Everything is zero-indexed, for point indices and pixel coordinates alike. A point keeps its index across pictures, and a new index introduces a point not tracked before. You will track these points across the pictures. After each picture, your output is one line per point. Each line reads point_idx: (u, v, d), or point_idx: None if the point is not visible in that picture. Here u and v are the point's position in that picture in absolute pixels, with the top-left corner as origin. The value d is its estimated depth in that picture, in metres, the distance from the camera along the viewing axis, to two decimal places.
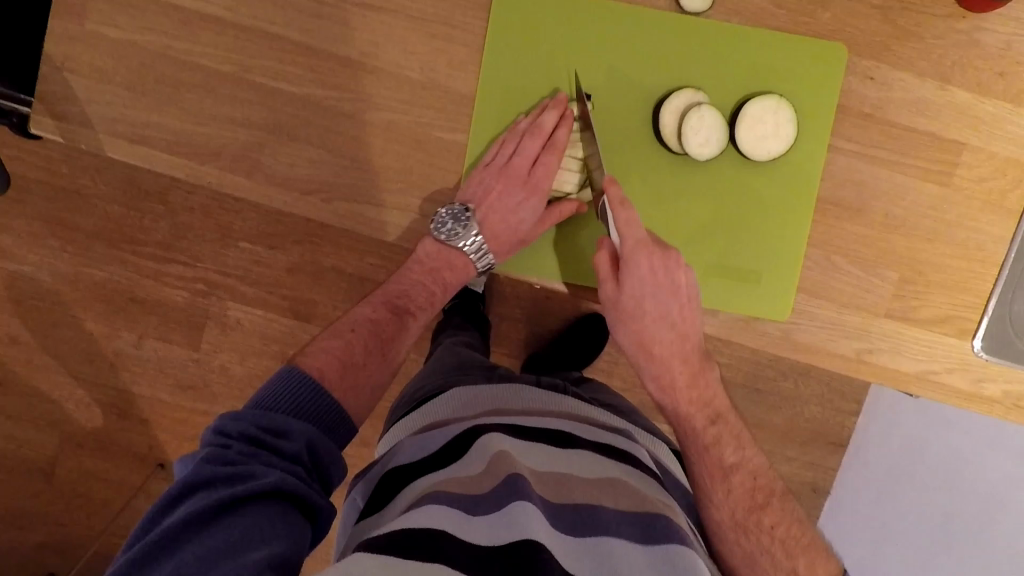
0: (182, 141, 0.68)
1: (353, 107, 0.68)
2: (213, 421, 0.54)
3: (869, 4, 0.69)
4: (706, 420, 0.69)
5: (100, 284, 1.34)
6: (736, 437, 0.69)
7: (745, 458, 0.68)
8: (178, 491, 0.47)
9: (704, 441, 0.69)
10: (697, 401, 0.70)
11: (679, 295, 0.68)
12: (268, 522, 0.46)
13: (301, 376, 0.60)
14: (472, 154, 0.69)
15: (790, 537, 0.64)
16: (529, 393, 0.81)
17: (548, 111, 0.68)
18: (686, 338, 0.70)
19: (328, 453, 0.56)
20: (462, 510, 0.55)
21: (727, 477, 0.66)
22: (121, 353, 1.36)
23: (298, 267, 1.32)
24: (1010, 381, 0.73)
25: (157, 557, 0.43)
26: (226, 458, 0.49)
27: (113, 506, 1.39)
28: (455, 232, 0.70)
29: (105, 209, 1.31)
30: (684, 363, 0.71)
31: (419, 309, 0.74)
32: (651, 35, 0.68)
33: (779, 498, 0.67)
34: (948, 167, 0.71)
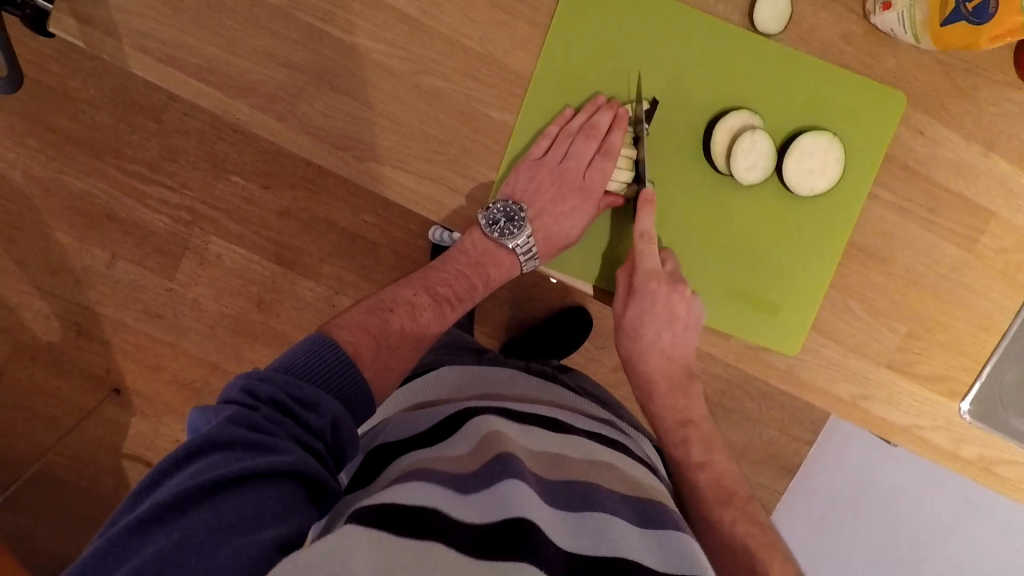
0: (212, 68, 0.63)
1: (402, 66, 0.65)
2: (240, 377, 0.54)
3: (935, 59, 0.69)
4: (677, 425, 0.75)
5: (79, 196, 1.27)
6: (706, 442, 0.74)
7: (711, 460, 0.73)
8: (199, 447, 0.47)
9: (672, 443, 0.75)
10: (672, 410, 0.75)
11: (676, 323, 0.71)
12: (282, 502, 0.47)
13: (334, 349, 0.61)
14: (519, 144, 0.68)
15: (751, 537, 0.67)
16: (517, 378, 0.81)
17: (601, 112, 0.67)
18: (673, 357, 0.75)
19: (349, 435, 0.56)
20: (450, 485, 0.53)
21: (694, 478, 0.72)
22: (91, 270, 1.29)
23: (290, 212, 1.28)
24: (987, 445, 0.76)
25: (167, 516, 0.43)
26: (251, 423, 0.50)
27: (58, 426, 1.33)
28: (507, 231, 0.69)
29: (95, 118, 1.24)
30: (667, 377, 0.75)
31: (458, 300, 0.73)
32: (718, 47, 0.66)
33: (740, 501, 0.70)
34: (974, 233, 0.72)
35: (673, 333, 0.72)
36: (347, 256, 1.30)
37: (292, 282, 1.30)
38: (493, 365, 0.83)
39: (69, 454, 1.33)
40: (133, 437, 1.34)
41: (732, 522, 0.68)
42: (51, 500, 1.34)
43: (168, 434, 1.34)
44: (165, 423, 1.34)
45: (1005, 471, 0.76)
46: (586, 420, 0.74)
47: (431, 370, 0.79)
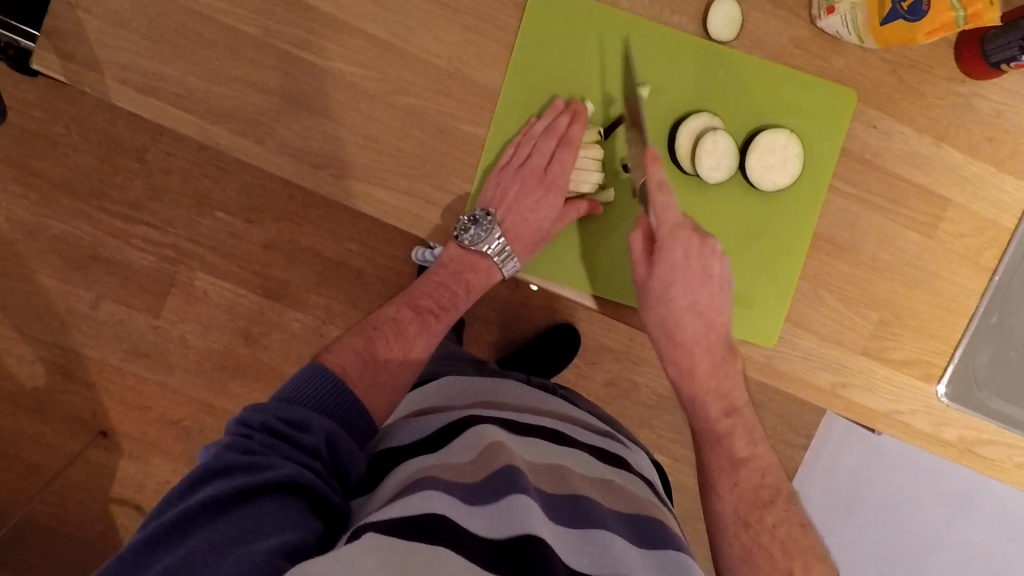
0: (193, 98, 0.66)
1: (377, 87, 0.67)
2: (238, 412, 0.54)
3: (881, 58, 0.73)
4: (721, 412, 0.70)
5: (63, 238, 1.27)
6: (750, 432, 0.70)
7: (756, 455, 0.69)
8: (199, 474, 0.48)
9: (715, 432, 0.70)
10: (714, 391, 0.70)
11: (712, 283, 0.69)
12: (282, 516, 0.47)
13: (327, 373, 0.60)
14: (489, 155, 0.70)
15: (790, 538, 0.64)
16: (519, 389, 0.82)
17: (560, 117, 0.69)
18: (713, 327, 0.71)
19: (347, 452, 0.55)
20: (455, 495, 0.53)
21: (735, 470, 0.67)
22: (76, 312, 1.29)
23: (274, 244, 1.29)
24: (967, 427, 0.78)
25: (173, 537, 0.44)
26: (247, 447, 0.50)
27: (44, 473, 1.31)
28: (478, 237, 0.70)
29: (79, 161, 1.25)
30: (707, 350, 0.70)
31: (442, 309, 0.73)
32: (671, 52, 0.70)
33: (784, 498, 0.67)
34: (933, 221, 0.75)
35: (709, 296, 0.70)
36: (333, 284, 1.31)
37: (279, 313, 1.31)
38: (495, 377, 0.84)
39: (56, 501, 1.31)
40: (121, 479, 1.32)
41: (772, 521, 0.65)
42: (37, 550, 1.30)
43: (157, 475, 1.32)
44: (154, 463, 1.32)
45: (987, 451, 0.78)
46: (585, 432, 0.75)
47: (432, 380, 0.80)
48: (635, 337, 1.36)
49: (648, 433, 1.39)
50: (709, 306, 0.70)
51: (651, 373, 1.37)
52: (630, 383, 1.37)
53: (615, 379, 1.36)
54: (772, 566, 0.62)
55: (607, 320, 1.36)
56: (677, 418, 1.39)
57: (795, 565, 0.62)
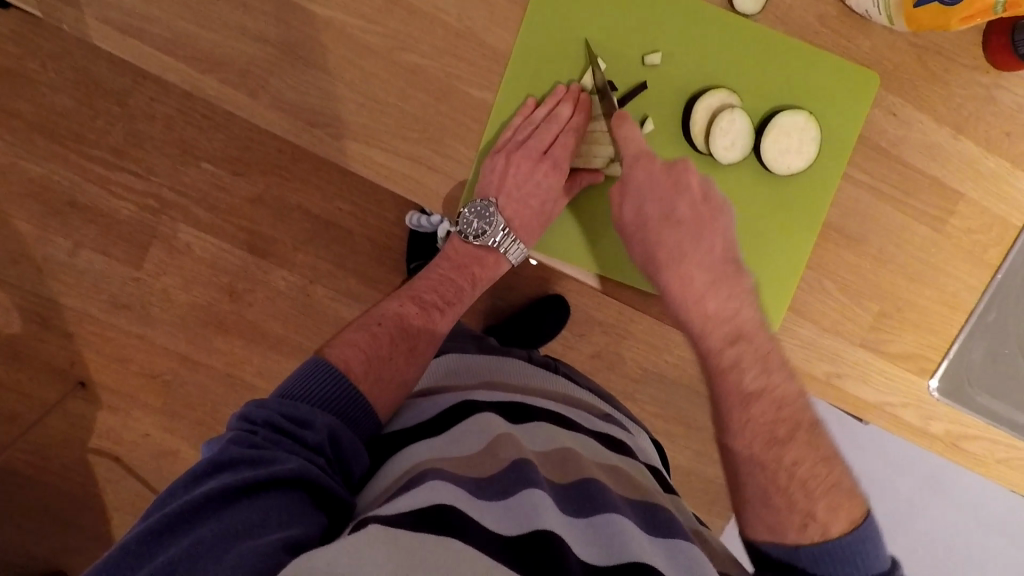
0: (180, 42, 0.61)
1: (379, 42, 0.63)
2: (240, 408, 0.54)
3: (909, 42, 0.70)
4: (724, 341, 0.62)
5: (39, 182, 1.22)
6: (761, 359, 0.61)
7: (771, 385, 0.60)
8: (203, 469, 0.47)
9: (719, 364, 0.62)
10: (715, 318, 0.63)
11: (688, 194, 0.65)
12: (285, 509, 0.47)
13: (329, 368, 0.61)
14: (493, 126, 0.67)
15: (812, 477, 0.55)
16: (522, 368, 0.80)
17: (563, 103, 0.67)
18: (707, 243, 0.66)
19: (350, 448, 0.56)
20: (466, 486, 0.52)
21: (747, 405, 0.59)
22: (52, 259, 1.24)
23: (260, 198, 1.25)
24: (954, 421, 0.78)
25: (175, 529, 0.43)
26: (252, 442, 0.50)
27: (18, 421, 1.28)
28: (482, 230, 0.70)
29: (55, 101, 1.19)
30: (700, 267, 0.65)
31: (447, 303, 0.72)
32: (691, 23, 0.66)
33: (805, 432, 0.58)
34: (943, 214, 0.74)
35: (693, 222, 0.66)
36: (320, 244, 1.27)
37: (264, 270, 1.27)
38: (498, 355, 0.82)
39: (32, 450, 1.28)
40: (100, 431, 1.30)
41: (791, 458, 0.56)
42: (12, 497, 1.29)
43: (136, 428, 1.30)
44: (133, 415, 1.30)
45: (972, 446, 0.79)
46: (586, 415, 0.75)
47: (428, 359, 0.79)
48: (625, 311, 1.35)
49: (632, 406, 1.40)
50: (691, 218, 0.65)
51: (639, 348, 1.36)
52: (617, 357, 1.36)
53: (603, 353, 1.36)
54: (789, 505, 0.54)
55: (598, 293, 1.35)
56: (662, 393, 1.40)
57: (820, 507, 0.54)
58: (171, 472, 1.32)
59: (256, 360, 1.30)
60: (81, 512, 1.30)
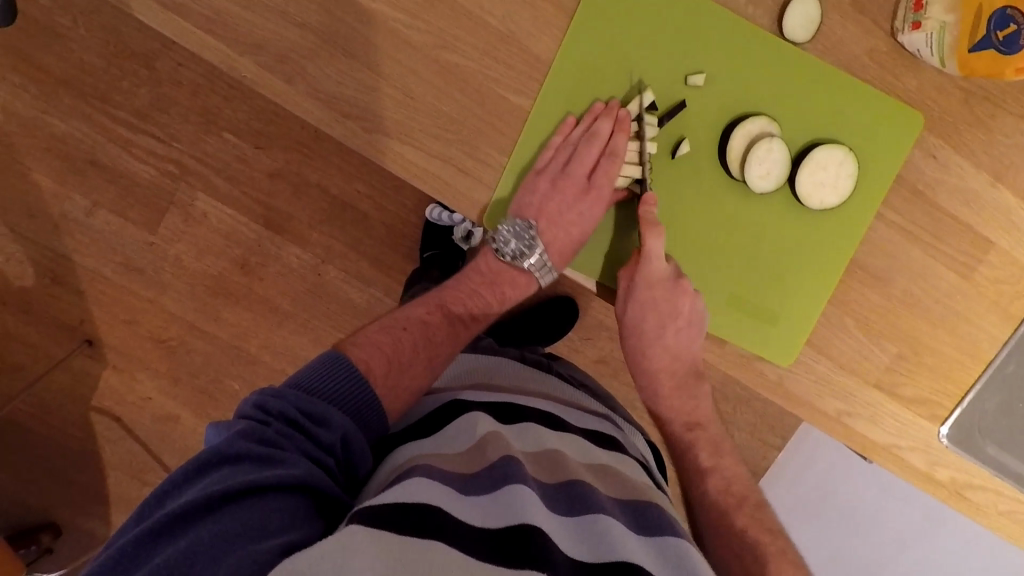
0: (219, 20, 0.60)
1: (420, 38, 0.62)
2: (255, 393, 0.54)
3: (957, 84, 0.68)
4: (683, 427, 0.76)
5: (62, 138, 1.22)
6: (713, 444, 0.75)
7: (719, 465, 0.73)
8: (209, 460, 0.48)
9: (679, 446, 0.75)
10: (679, 411, 0.76)
11: (678, 317, 0.70)
12: (287, 513, 0.47)
13: (347, 364, 0.60)
14: (531, 144, 0.66)
15: (765, 541, 0.65)
16: (517, 369, 0.81)
17: (601, 121, 0.65)
18: (679, 357, 0.74)
19: (359, 450, 0.56)
20: (451, 483, 0.52)
21: (703, 481, 0.72)
22: (69, 217, 1.25)
23: (280, 174, 1.24)
24: (961, 469, 0.77)
25: (175, 527, 0.44)
26: (263, 436, 0.50)
27: (24, 374, 1.29)
28: (519, 250, 0.69)
29: (83, 59, 1.18)
30: (671, 376, 0.76)
31: (474, 317, 0.72)
32: (738, 44, 0.65)
33: (751, 506, 0.69)
34: (973, 262, 0.73)
35: (673, 337, 0.73)
36: (337, 225, 1.27)
37: (278, 247, 1.27)
38: (490, 354, 0.83)
39: (34, 404, 1.29)
40: (103, 391, 1.30)
41: (742, 524, 0.67)
42: (13, 447, 1.30)
43: (139, 391, 1.31)
44: (137, 379, 1.30)
45: (975, 495, 0.78)
46: (582, 415, 0.75)
47: None
48: None
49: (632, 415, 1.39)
50: (673, 340, 0.72)
51: None
52: (621, 364, 1.36)
53: (607, 358, 1.36)
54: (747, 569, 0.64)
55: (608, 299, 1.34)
56: None
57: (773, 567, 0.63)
58: (169, 438, 1.32)
59: (263, 335, 1.30)
60: (79, 468, 1.32)
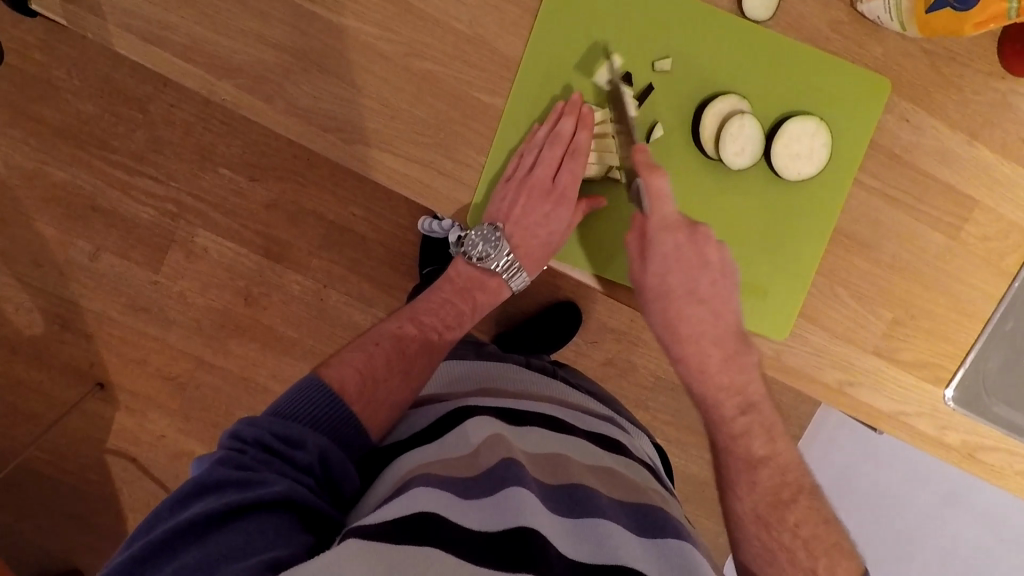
0: (200, 49, 0.62)
1: (392, 49, 0.64)
2: (231, 425, 0.55)
3: (922, 48, 0.69)
4: (737, 410, 0.69)
5: (62, 186, 1.25)
6: (767, 429, 0.69)
7: (775, 453, 0.68)
8: (189, 492, 0.49)
9: (731, 431, 0.69)
10: (727, 389, 0.69)
11: (710, 270, 0.68)
12: (272, 531, 0.48)
13: (320, 386, 0.61)
14: (500, 149, 0.68)
15: (815, 538, 0.63)
16: (521, 374, 0.81)
17: (564, 120, 0.67)
18: (720, 317, 0.70)
19: (339, 466, 0.56)
20: (451, 488, 0.52)
21: (753, 470, 0.67)
22: (74, 263, 1.27)
23: (276, 204, 1.27)
24: (972, 432, 0.76)
25: (161, 558, 0.45)
26: (240, 463, 0.51)
27: (39, 421, 1.30)
28: (487, 253, 0.71)
29: (78, 108, 1.22)
30: (716, 345, 0.70)
31: (447, 327, 0.73)
32: (701, 27, 0.67)
33: (807, 496, 0.66)
34: (959, 221, 0.73)
35: (709, 283, 0.69)
36: (335, 248, 1.29)
37: (279, 275, 1.29)
38: (494, 360, 0.83)
39: (51, 449, 1.31)
40: (117, 431, 1.32)
41: (794, 521, 0.64)
42: (33, 494, 1.31)
43: (152, 429, 1.32)
44: (150, 417, 1.32)
45: (989, 458, 0.77)
46: (585, 416, 0.74)
47: None
48: (638, 318, 1.34)
49: (643, 414, 1.39)
50: (712, 294, 0.69)
51: (650, 354, 1.36)
52: (628, 363, 1.36)
53: (614, 359, 1.35)
54: (794, 564, 0.62)
55: (609, 300, 1.34)
56: (673, 401, 1.39)
57: (821, 564, 0.61)
58: (185, 473, 1.33)
59: (270, 364, 1.31)
60: (98, 512, 1.33)
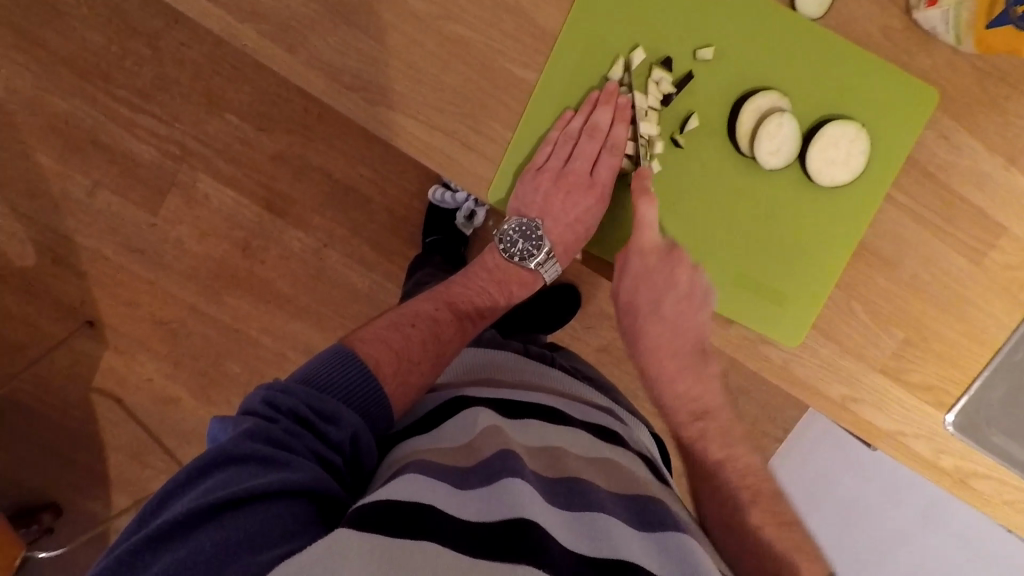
0: None
1: (425, 8, 0.61)
2: (264, 388, 0.53)
3: (972, 64, 0.67)
4: (690, 416, 0.72)
5: (63, 117, 1.21)
6: (724, 433, 0.71)
7: (732, 456, 0.69)
8: (212, 460, 0.46)
9: (687, 436, 0.72)
10: (683, 397, 0.73)
11: (677, 290, 0.68)
12: (295, 517, 0.46)
13: (354, 360, 0.59)
14: (535, 133, 0.66)
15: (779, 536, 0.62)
16: (525, 364, 0.79)
17: (599, 109, 0.65)
18: (681, 332, 0.73)
19: (367, 449, 0.55)
20: (446, 478, 0.51)
21: (714, 475, 0.68)
22: (70, 197, 1.24)
23: (282, 157, 1.23)
24: (966, 458, 0.76)
25: (175, 533, 0.43)
26: (273, 435, 0.49)
27: (24, 355, 1.28)
28: (526, 252, 0.70)
29: (84, 36, 1.17)
30: (672, 360, 0.74)
31: (481, 316, 0.72)
32: (749, 18, 0.64)
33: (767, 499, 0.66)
34: (983, 246, 0.71)
35: (677, 297, 0.69)
36: (338, 208, 1.26)
37: (280, 231, 1.26)
38: (494, 348, 0.81)
39: (35, 384, 1.29)
40: (104, 372, 1.30)
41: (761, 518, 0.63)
42: (13, 427, 1.30)
43: (140, 373, 1.30)
44: (138, 360, 1.30)
45: (980, 484, 0.76)
46: (586, 409, 0.73)
47: None
48: None
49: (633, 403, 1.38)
50: (674, 312, 0.71)
51: None
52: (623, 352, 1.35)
53: (609, 347, 1.35)
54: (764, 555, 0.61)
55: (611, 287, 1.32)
56: None
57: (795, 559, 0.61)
58: (170, 420, 1.32)
59: (263, 319, 1.29)
60: (79, 450, 1.32)
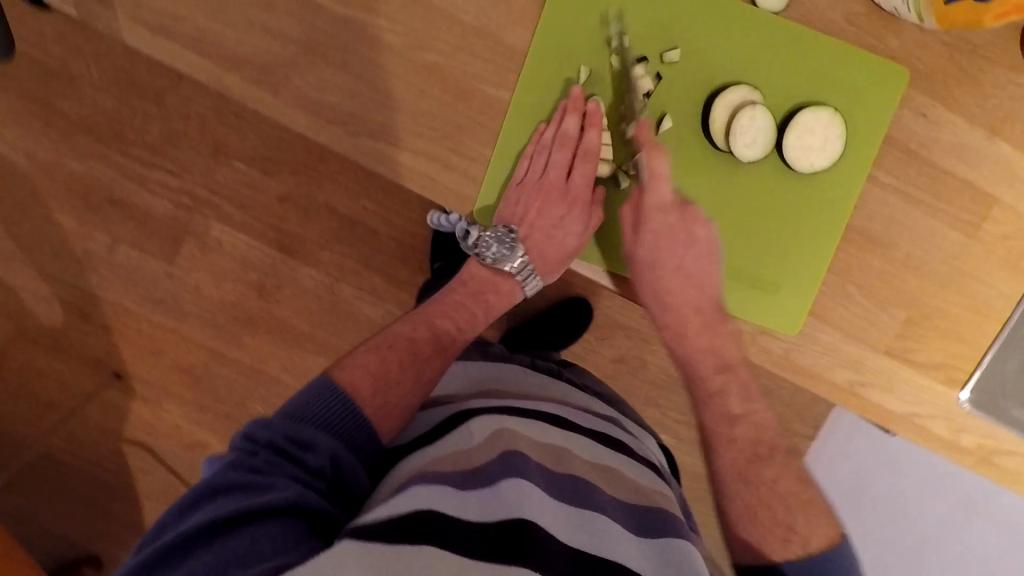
0: (208, 42, 0.63)
1: (399, 41, 0.64)
2: (245, 426, 0.56)
3: (941, 40, 0.67)
4: (714, 369, 0.72)
5: (81, 178, 1.27)
6: (744, 388, 0.72)
7: (749, 411, 0.72)
8: (197, 495, 0.49)
9: (709, 389, 0.73)
10: (704, 353, 0.72)
11: (696, 247, 0.69)
12: (281, 534, 0.47)
13: (331, 387, 0.61)
14: (510, 149, 0.67)
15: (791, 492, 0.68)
16: (527, 376, 0.81)
17: (569, 117, 0.66)
18: (703, 288, 0.72)
19: (352, 469, 0.57)
20: (449, 480, 0.52)
21: (731, 426, 0.71)
22: (91, 253, 1.29)
23: (289, 197, 1.28)
24: (988, 437, 0.73)
25: (166, 563, 0.45)
26: (251, 466, 0.52)
27: (57, 410, 1.33)
28: (501, 254, 0.71)
29: (95, 100, 1.24)
30: (697, 313, 0.72)
31: (459, 332, 0.73)
32: (713, 18, 0.66)
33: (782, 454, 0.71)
34: (977, 219, 0.71)
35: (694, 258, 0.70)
36: (346, 242, 1.29)
37: (291, 268, 1.30)
38: (500, 362, 0.83)
39: (68, 437, 1.33)
40: (132, 420, 1.34)
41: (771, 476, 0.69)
42: (50, 481, 1.34)
43: (167, 418, 1.34)
44: (163, 406, 1.33)
45: (1008, 462, 0.74)
46: (589, 416, 0.74)
47: None
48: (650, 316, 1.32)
49: (655, 412, 1.37)
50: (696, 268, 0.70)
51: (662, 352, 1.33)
52: (640, 361, 1.34)
53: (624, 357, 1.34)
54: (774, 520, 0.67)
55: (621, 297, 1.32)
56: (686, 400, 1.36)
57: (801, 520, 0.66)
58: (198, 463, 1.34)
59: (280, 356, 1.32)
60: (113, 498, 1.35)
